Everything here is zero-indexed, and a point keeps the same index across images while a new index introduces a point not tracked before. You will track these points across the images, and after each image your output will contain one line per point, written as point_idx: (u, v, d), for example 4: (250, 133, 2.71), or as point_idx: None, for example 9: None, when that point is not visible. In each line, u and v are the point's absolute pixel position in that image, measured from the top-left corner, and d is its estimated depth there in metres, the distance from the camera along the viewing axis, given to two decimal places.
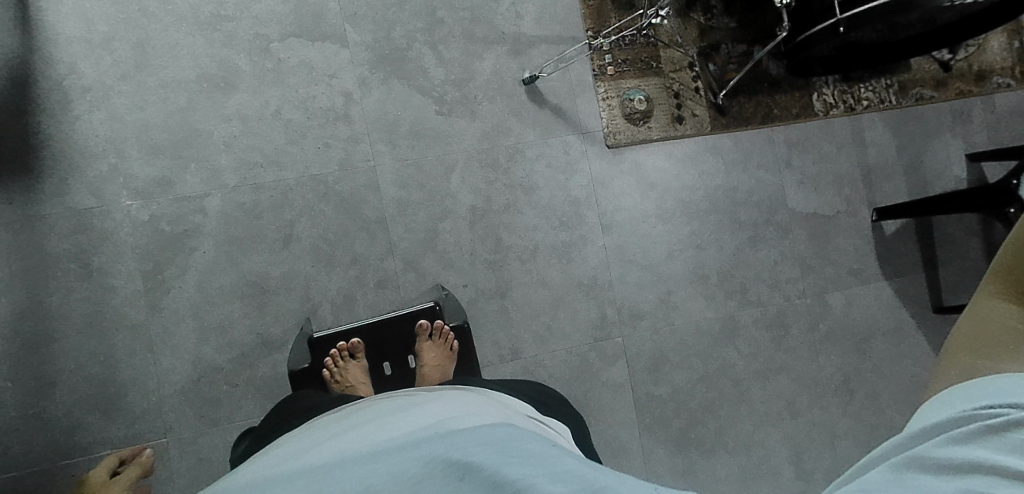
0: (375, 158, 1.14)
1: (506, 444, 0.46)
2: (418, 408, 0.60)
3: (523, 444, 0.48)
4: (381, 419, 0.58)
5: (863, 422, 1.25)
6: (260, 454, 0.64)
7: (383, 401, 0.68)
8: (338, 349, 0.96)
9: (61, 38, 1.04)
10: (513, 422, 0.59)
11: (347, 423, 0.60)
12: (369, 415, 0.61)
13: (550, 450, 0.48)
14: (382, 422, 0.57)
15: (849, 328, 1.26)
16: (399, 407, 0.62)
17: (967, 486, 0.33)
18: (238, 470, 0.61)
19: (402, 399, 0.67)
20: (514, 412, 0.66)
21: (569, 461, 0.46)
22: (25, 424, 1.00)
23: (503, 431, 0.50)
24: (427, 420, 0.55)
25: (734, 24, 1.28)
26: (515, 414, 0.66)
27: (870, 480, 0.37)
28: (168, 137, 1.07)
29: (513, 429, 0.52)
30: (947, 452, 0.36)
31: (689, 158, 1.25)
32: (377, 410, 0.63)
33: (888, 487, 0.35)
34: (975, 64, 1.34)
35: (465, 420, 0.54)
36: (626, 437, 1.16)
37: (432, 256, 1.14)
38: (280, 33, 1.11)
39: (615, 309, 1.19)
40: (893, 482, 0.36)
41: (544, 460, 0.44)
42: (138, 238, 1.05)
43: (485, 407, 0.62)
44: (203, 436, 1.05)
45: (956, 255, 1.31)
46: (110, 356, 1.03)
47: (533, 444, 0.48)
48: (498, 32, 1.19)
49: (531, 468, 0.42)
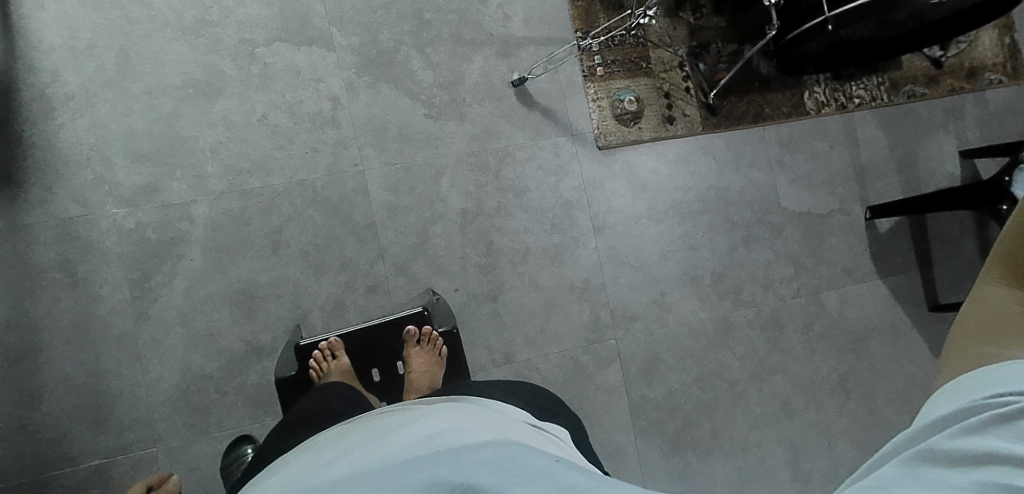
0: (364, 163, 1.13)
1: (509, 464, 0.45)
2: (418, 421, 0.59)
3: (526, 461, 0.47)
4: (380, 436, 0.56)
5: (860, 422, 1.24)
6: (257, 479, 0.62)
7: (381, 415, 0.67)
8: (321, 350, 0.93)
9: (43, 45, 1.03)
10: (515, 434, 0.58)
11: (346, 442, 0.59)
12: (368, 432, 0.60)
13: (554, 466, 0.47)
14: (382, 438, 0.55)
15: (844, 327, 1.26)
16: (398, 422, 0.61)
17: (980, 479, 0.31)
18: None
19: (401, 413, 0.65)
20: (514, 421, 0.66)
21: (575, 477, 0.45)
22: (11, 437, 0.98)
23: (506, 450, 0.49)
24: (428, 436, 0.54)
25: (723, 23, 1.27)
26: (516, 424, 0.65)
27: (883, 475, 0.34)
28: (153, 144, 1.06)
29: (514, 446, 0.51)
30: (962, 441, 0.33)
31: (681, 159, 1.24)
32: (377, 425, 0.62)
33: (903, 482, 0.32)
34: (966, 61, 1.33)
35: (465, 435, 0.53)
36: (622, 441, 1.15)
37: (423, 260, 1.13)
38: (265, 38, 1.10)
39: (608, 312, 1.18)
40: (904, 475, 0.34)
41: (550, 478, 0.43)
42: (124, 246, 1.04)
43: (487, 418, 0.61)
44: (192, 446, 1.03)
45: (950, 253, 1.30)
46: (97, 366, 1.02)
47: (536, 461, 0.47)
48: (486, 34, 1.18)
49: (536, 487, 0.41)
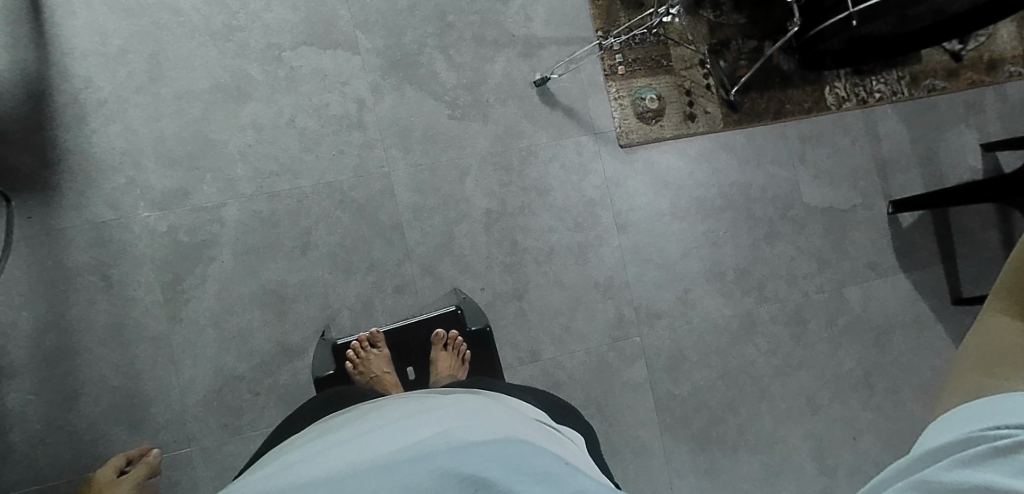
0: (389, 164, 1.14)
1: (519, 462, 0.46)
2: (431, 413, 0.60)
3: (537, 461, 0.48)
4: (391, 424, 0.58)
5: (884, 416, 1.25)
6: (269, 456, 0.64)
7: (393, 403, 0.68)
8: (360, 340, 0.96)
9: (75, 52, 1.04)
10: (525, 432, 0.59)
11: (357, 428, 0.60)
12: (379, 419, 0.61)
13: (562, 468, 0.48)
14: (392, 428, 0.57)
15: (868, 322, 1.26)
16: (410, 411, 0.62)
17: None
18: (247, 473, 0.61)
19: (415, 402, 0.67)
20: (525, 419, 0.67)
21: (583, 481, 0.46)
22: (50, 437, 1.00)
23: (515, 446, 0.50)
24: (439, 426, 0.55)
25: (744, 20, 1.28)
26: (526, 422, 0.66)
27: None
28: (183, 147, 1.07)
29: (524, 443, 0.52)
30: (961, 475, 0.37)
31: (703, 156, 1.24)
32: (388, 413, 0.63)
33: None
34: (986, 54, 1.33)
35: (476, 428, 0.54)
36: (647, 437, 1.16)
37: (449, 260, 1.14)
38: (292, 42, 1.12)
39: (632, 309, 1.19)
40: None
41: (557, 481, 0.44)
42: (157, 249, 1.06)
43: (497, 413, 0.62)
44: (226, 446, 1.05)
45: (973, 246, 1.30)
46: (132, 368, 1.04)
47: (544, 461, 0.49)
48: (508, 35, 1.19)
49: (544, 489, 0.42)
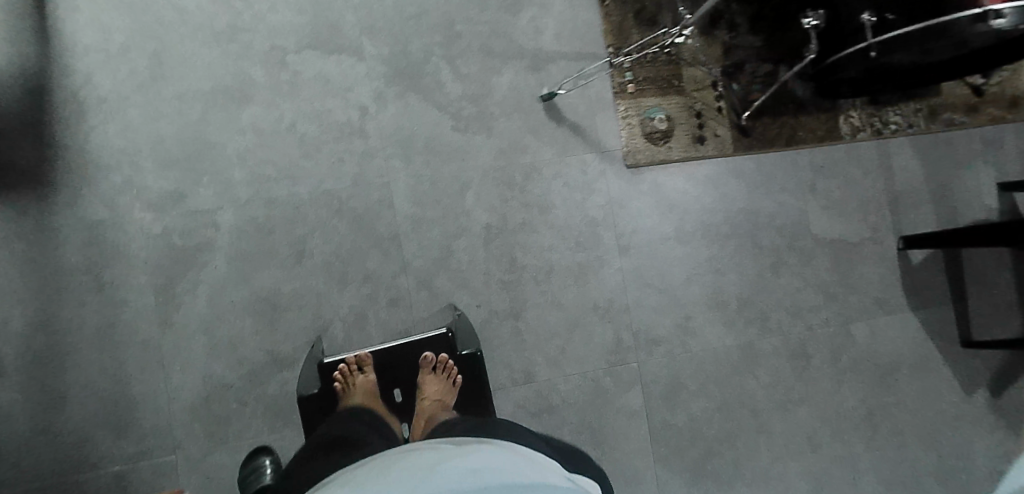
0: (389, 174, 1.12)
1: None
2: (468, 463, 0.55)
3: None
4: (427, 477, 0.52)
5: (886, 458, 1.21)
6: None
7: (412, 450, 0.63)
8: (347, 361, 0.93)
9: (78, 49, 1.03)
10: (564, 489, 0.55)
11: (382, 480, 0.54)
12: (407, 471, 0.55)
13: None
14: (429, 483, 0.51)
15: (873, 360, 1.22)
16: (440, 462, 0.56)
17: None
18: None
19: (437, 452, 0.60)
20: (556, 471, 0.63)
21: None
22: (32, 439, 0.98)
23: None
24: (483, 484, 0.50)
25: (759, 42, 1.25)
26: (558, 474, 0.62)
27: None
28: (182, 148, 1.05)
29: None
30: None
31: (711, 180, 1.22)
32: (414, 463, 0.57)
33: None
34: (1008, 90, 1.29)
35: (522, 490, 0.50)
36: (641, 466, 1.13)
37: (446, 274, 1.12)
38: (296, 46, 1.10)
39: (631, 334, 1.16)
40: None
41: None
42: (150, 251, 1.03)
43: (532, 468, 0.58)
44: (210, 455, 1.02)
45: (985, 286, 1.26)
46: (119, 371, 1.01)
47: None
48: (517, 48, 1.17)
49: None
